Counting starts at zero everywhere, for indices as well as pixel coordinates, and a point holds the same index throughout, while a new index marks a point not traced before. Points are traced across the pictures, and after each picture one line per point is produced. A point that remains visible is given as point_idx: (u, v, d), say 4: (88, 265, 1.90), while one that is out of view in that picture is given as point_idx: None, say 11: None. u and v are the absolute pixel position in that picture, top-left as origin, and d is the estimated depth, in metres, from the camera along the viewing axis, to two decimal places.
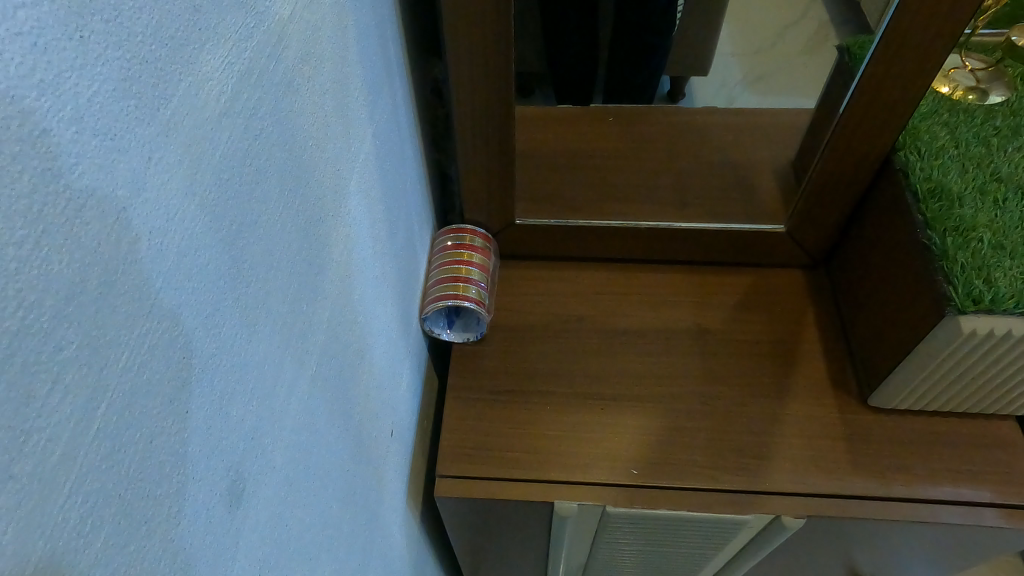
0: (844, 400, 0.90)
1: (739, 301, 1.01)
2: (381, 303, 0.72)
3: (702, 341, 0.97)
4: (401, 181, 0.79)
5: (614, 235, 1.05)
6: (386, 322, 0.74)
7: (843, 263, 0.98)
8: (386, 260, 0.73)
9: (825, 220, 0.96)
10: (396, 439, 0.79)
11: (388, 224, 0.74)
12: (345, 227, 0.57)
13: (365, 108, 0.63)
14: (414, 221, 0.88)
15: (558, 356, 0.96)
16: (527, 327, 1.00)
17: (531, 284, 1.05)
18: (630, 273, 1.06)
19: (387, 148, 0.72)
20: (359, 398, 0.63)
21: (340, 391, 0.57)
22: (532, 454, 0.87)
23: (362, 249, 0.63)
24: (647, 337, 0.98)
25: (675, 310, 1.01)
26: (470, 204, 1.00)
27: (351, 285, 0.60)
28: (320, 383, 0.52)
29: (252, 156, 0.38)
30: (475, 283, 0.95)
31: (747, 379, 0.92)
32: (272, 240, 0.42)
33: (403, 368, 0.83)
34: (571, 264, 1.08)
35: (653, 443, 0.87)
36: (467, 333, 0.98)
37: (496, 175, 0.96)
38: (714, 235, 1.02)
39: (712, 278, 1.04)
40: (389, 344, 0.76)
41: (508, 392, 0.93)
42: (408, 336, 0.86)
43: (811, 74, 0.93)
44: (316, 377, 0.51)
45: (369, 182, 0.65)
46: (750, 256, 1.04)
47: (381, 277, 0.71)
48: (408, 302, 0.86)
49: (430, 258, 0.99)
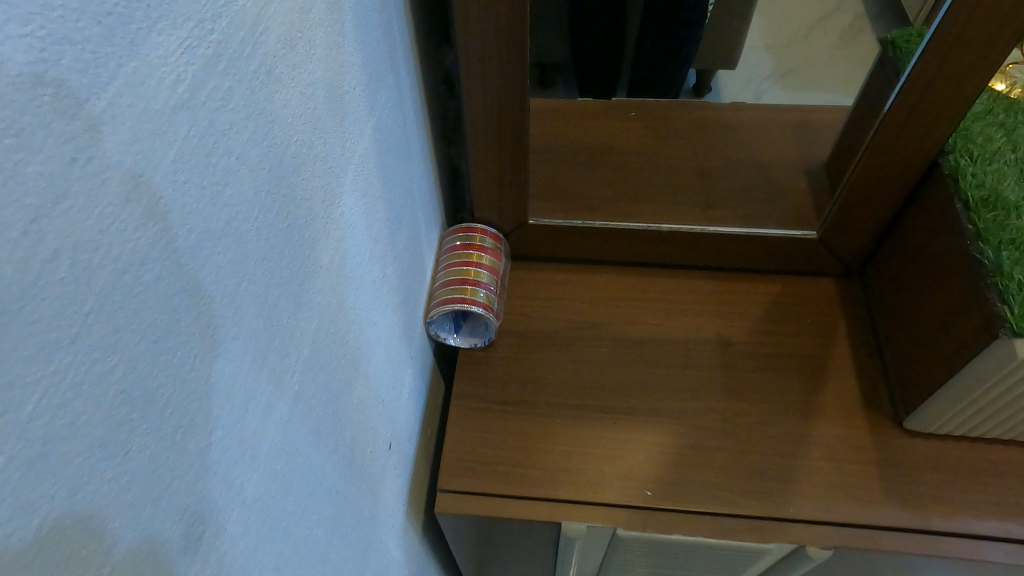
0: (877, 422, 0.84)
1: (765, 311, 0.95)
2: (379, 311, 0.67)
3: (724, 353, 0.91)
4: (405, 179, 0.74)
5: (634, 238, 0.98)
6: (384, 331, 0.69)
7: (881, 274, 0.91)
8: (386, 265, 0.69)
9: (861, 227, 0.90)
10: (395, 452, 0.74)
11: (389, 224, 0.69)
12: (336, 231, 0.53)
13: (364, 100, 0.58)
14: (420, 221, 0.83)
15: (570, 365, 0.91)
16: (538, 333, 0.95)
17: (544, 287, 1.00)
18: (650, 278, 1.00)
19: (390, 144, 0.67)
20: (351, 415, 0.59)
21: (328, 408, 0.53)
22: (540, 470, 0.82)
23: (358, 254, 0.59)
24: (665, 348, 0.92)
25: (696, 319, 0.95)
26: (482, 202, 0.95)
27: (344, 293, 0.56)
28: (303, 403, 0.47)
29: (220, 155, 0.34)
30: (483, 286, 0.91)
31: (770, 396, 0.87)
32: (243, 249, 0.37)
33: (404, 376, 0.79)
34: (586, 267, 1.03)
35: (669, 462, 0.82)
36: (473, 339, 0.92)
37: (508, 172, 0.90)
38: (739, 241, 0.96)
39: (736, 286, 0.98)
40: (388, 353, 0.71)
41: (515, 403, 0.88)
42: (411, 342, 0.81)
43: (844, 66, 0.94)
44: (297, 398, 0.46)
45: (367, 181, 0.60)
46: (778, 263, 0.97)
47: (379, 282, 0.67)
48: (411, 306, 0.81)
49: (438, 259, 0.95)
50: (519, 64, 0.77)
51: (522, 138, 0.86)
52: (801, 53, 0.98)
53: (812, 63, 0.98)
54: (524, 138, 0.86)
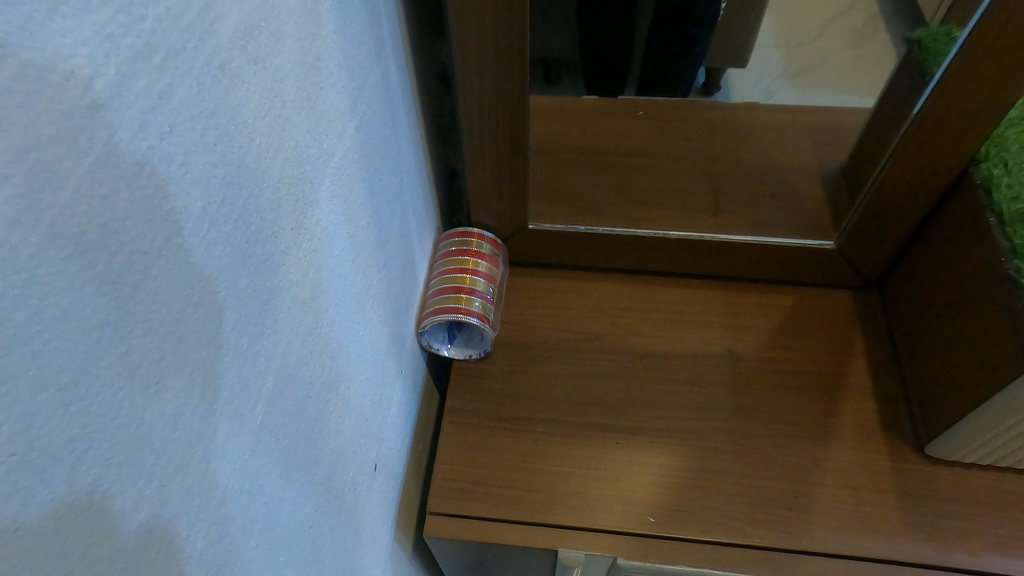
0: (896, 447, 0.79)
1: (777, 325, 0.89)
2: (362, 326, 0.62)
3: (733, 369, 0.86)
4: (394, 183, 0.70)
5: (640, 245, 0.93)
6: (369, 347, 0.64)
7: (903, 287, 0.86)
8: (371, 276, 0.64)
9: (881, 237, 0.84)
10: (380, 475, 0.70)
11: (376, 231, 0.64)
12: (311, 242, 0.48)
13: (346, 98, 0.53)
14: (411, 227, 0.78)
15: (570, 379, 0.86)
16: (536, 344, 0.90)
17: (544, 295, 0.95)
18: (656, 287, 0.95)
19: (377, 145, 0.62)
20: (327, 442, 0.54)
21: (299, 436, 0.48)
22: (535, 493, 0.77)
23: (338, 265, 0.54)
24: (671, 362, 0.87)
25: (704, 332, 0.90)
26: (479, 206, 0.90)
27: (320, 309, 0.51)
28: (268, 436, 0.43)
29: (155, 164, 0.29)
30: (479, 295, 0.86)
31: (782, 417, 0.82)
32: (188, 270, 0.32)
33: (392, 392, 0.74)
34: (588, 274, 0.98)
35: (673, 487, 0.77)
36: (468, 350, 0.89)
37: (507, 174, 0.85)
38: (750, 251, 0.91)
39: (747, 298, 0.93)
40: (374, 370, 0.67)
41: (511, 419, 0.83)
42: (400, 355, 0.77)
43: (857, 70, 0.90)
44: (260, 431, 0.42)
45: (349, 186, 0.55)
46: (792, 274, 0.92)
47: (364, 295, 0.62)
48: (401, 318, 0.76)
49: (432, 265, 0.90)
50: (518, 59, 0.72)
51: (521, 139, 0.81)
52: (812, 54, 0.93)
53: (822, 63, 0.94)
54: (524, 138, 0.81)
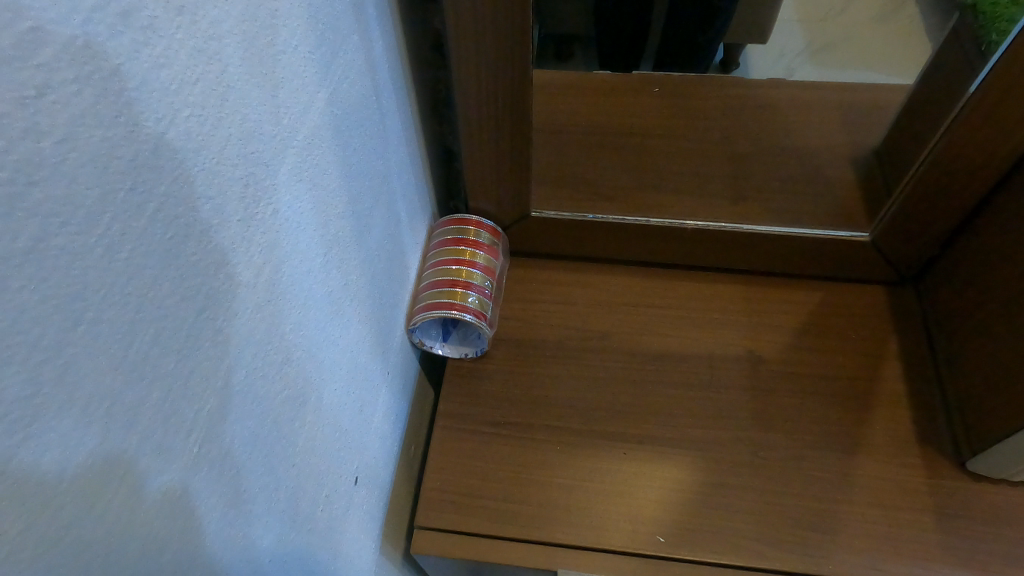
0: (933, 462, 0.71)
1: (802, 325, 0.82)
2: (337, 328, 0.55)
3: (753, 373, 0.78)
4: (379, 165, 0.62)
5: (653, 236, 0.85)
6: (345, 351, 0.57)
7: (946, 285, 0.77)
8: (350, 272, 0.57)
9: (923, 228, 0.76)
10: (360, 489, 0.64)
11: (355, 221, 0.57)
12: (266, 235, 0.41)
13: (313, 64, 0.45)
14: (400, 215, 0.71)
15: (574, 381, 0.79)
16: (538, 342, 0.83)
17: (548, 289, 0.88)
18: (669, 281, 0.87)
19: (356, 123, 0.55)
20: (287, 464, 0.47)
21: (249, 460, 0.41)
22: (534, 508, 0.71)
23: (304, 261, 0.47)
24: (685, 365, 0.80)
25: (722, 331, 0.82)
26: (477, 191, 0.82)
27: (280, 314, 0.44)
28: (204, 467, 0.36)
29: (9, 137, 0.22)
30: (476, 289, 0.79)
31: (806, 427, 0.74)
32: (72, 279, 0.25)
33: (376, 396, 0.67)
34: (596, 266, 0.90)
35: (685, 504, 0.70)
36: (464, 348, 0.81)
37: (507, 156, 0.77)
38: (774, 243, 0.82)
39: (769, 294, 0.85)
40: (352, 376, 0.60)
41: (509, 425, 0.77)
42: (385, 356, 0.70)
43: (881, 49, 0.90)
44: (191, 464, 0.35)
45: (318, 169, 0.48)
46: (820, 268, 0.84)
47: (340, 293, 0.55)
48: (387, 316, 0.70)
49: (425, 255, 0.83)
50: (519, 26, 0.63)
51: (522, 118, 0.73)
52: (837, 30, 0.93)
53: (848, 38, 0.93)
54: (525, 117, 0.73)
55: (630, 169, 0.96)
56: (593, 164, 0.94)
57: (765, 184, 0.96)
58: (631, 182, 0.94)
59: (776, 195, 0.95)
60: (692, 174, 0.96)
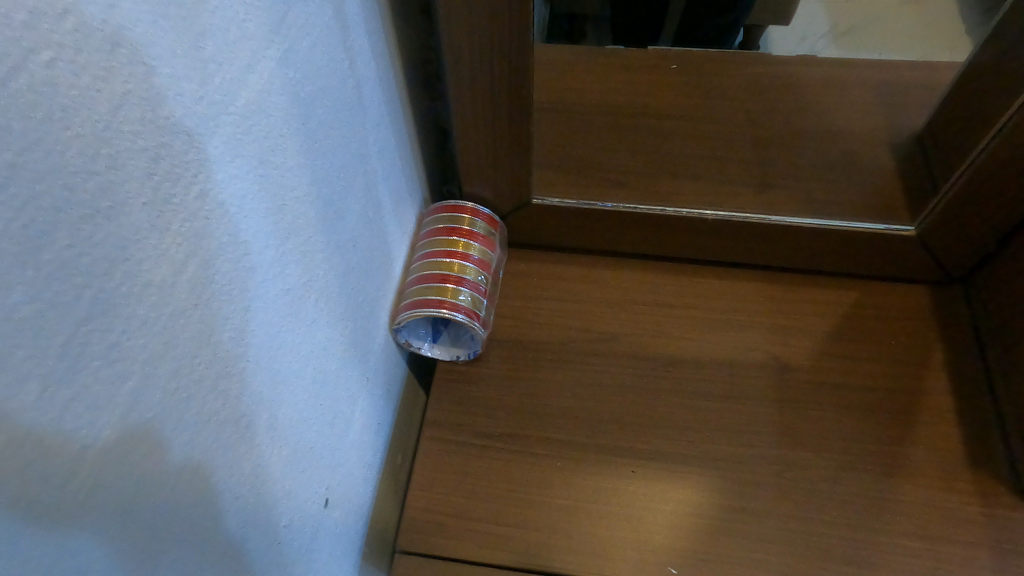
0: (986, 489, 0.62)
1: (833, 328, 0.73)
2: (297, 332, 0.47)
3: (779, 383, 0.70)
4: (355, 142, 0.54)
5: (668, 227, 0.76)
6: (308, 358, 0.49)
7: (999, 288, 0.68)
8: (315, 267, 0.49)
9: (977, 222, 0.67)
10: (327, 512, 0.57)
11: (322, 206, 0.48)
12: (188, 224, 0.33)
13: (260, 13, 0.37)
14: (382, 200, 0.62)
15: (577, 388, 0.71)
16: (539, 344, 0.74)
17: (550, 284, 0.79)
18: (684, 277, 0.79)
19: (323, 91, 0.46)
20: (221, 498, 0.40)
21: (164, 501, 0.34)
22: (530, 533, 0.63)
23: (247, 255, 0.39)
24: (702, 372, 0.71)
25: (743, 334, 0.73)
26: (472, 174, 0.73)
27: (212, 320, 0.36)
28: (88, 519, 0.29)
29: None
30: (468, 285, 0.71)
31: (840, 445, 0.66)
32: None
33: (350, 406, 0.60)
34: (603, 260, 0.81)
35: (701, 532, 0.62)
36: (454, 350, 0.73)
37: (505, 137, 0.69)
38: (803, 236, 0.74)
39: (797, 293, 0.76)
40: (318, 386, 0.52)
41: (504, 438, 0.69)
42: (363, 360, 0.62)
43: (909, 35, 0.85)
44: (66, 516, 0.27)
45: (268, 143, 0.39)
46: (855, 265, 0.75)
47: (301, 292, 0.47)
48: (366, 314, 0.62)
49: (413, 245, 0.74)
50: None
51: (521, 93, 0.64)
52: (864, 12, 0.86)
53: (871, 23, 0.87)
54: (526, 92, 0.64)
55: (643, 154, 0.87)
56: (601, 147, 0.86)
57: (792, 170, 0.87)
58: (642, 167, 0.85)
59: (804, 184, 0.86)
60: (711, 160, 0.87)
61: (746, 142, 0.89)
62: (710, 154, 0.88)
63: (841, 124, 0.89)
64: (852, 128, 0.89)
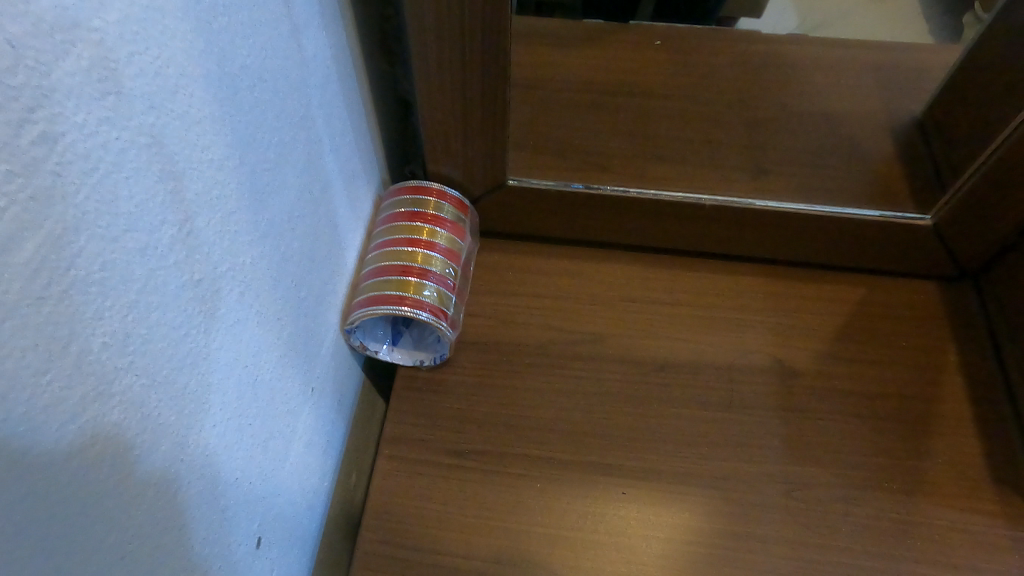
0: (1012, 508, 0.56)
1: (839, 328, 0.66)
2: (215, 336, 0.37)
3: (782, 390, 0.63)
4: (293, 100, 0.43)
5: (659, 214, 0.68)
6: (231, 368, 0.39)
7: (1017, 285, 0.62)
8: (238, 252, 0.38)
9: (998, 213, 0.60)
10: (259, 554, 0.47)
11: (247, 175, 0.38)
12: (21, 181, 0.22)
13: None
14: (331, 177, 0.52)
15: (558, 397, 0.62)
16: (514, 346, 0.65)
17: (526, 278, 0.70)
18: (676, 271, 0.71)
19: (245, 26, 0.36)
20: (96, 559, 0.29)
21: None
22: (505, 568, 0.55)
23: (130, 232, 0.28)
24: (698, 379, 0.63)
25: (742, 335, 0.66)
26: (439, 152, 0.64)
27: (71, 320, 0.25)
28: None
29: None
30: (434, 278, 0.61)
31: (851, 460, 0.59)
32: None
33: (290, 423, 0.50)
34: (585, 251, 0.72)
35: (700, 562, 0.55)
36: (418, 354, 0.64)
37: (477, 107, 0.59)
38: (808, 227, 0.66)
39: (799, 289, 0.69)
40: (245, 402, 0.42)
41: (475, 455, 0.59)
42: (307, 367, 0.52)
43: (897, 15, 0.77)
44: None
45: (161, 81, 0.29)
46: (862, 259, 0.68)
47: (218, 283, 0.36)
48: (310, 313, 0.52)
49: (370, 233, 0.64)
50: None
51: (496, 55, 0.55)
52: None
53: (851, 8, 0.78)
54: (502, 54, 0.55)
55: (627, 135, 0.78)
56: (581, 126, 0.77)
57: (788, 155, 0.79)
58: (628, 150, 0.77)
59: (799, 171, 0.78)
60: (702, 144, 0.80)
61: (738, 124, 0.81)
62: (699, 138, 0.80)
63: (839, 106, 0.81)
64: (853, 109, 0.81)
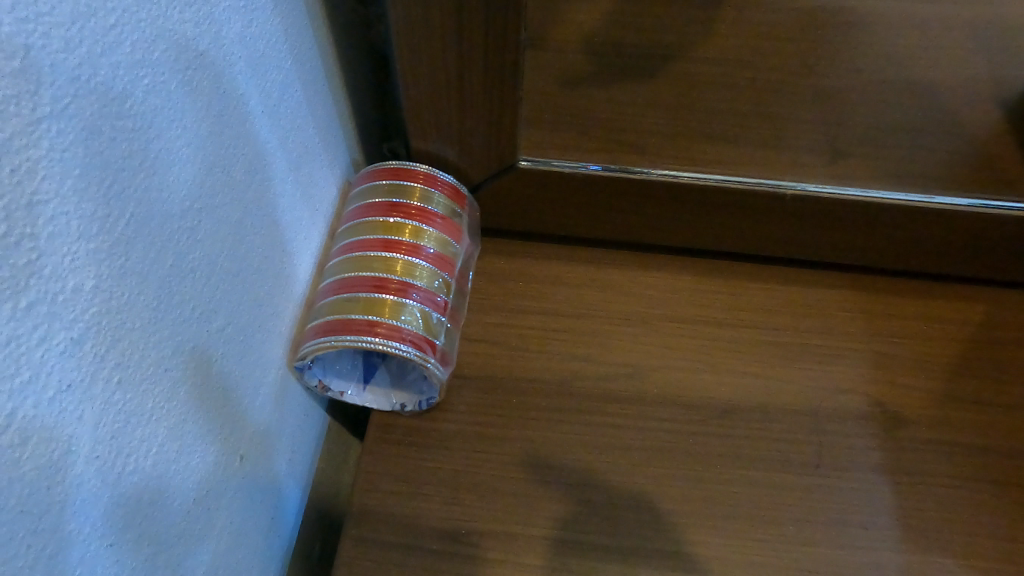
0: None
1: (955, 360, 0.50)
2: (9, 422, 0.20)
3: (889, 446, 0.46)
4: (179, 21, 0.27)
5: (718, 209, 0.52)
6: (60, 465, 0.23)
7: None
8: (59, 268, 0.22)
9: None
10: None
11: (70, 134, 0.22)
12: None
13: None
14: (265, 153, 0.36)
15: (586, 454, 0.46)
16: (527, 383, 0.49)
17: (540, 290, 0.54)
18: (735, 282, 0.54)
19: None
20: None
21: None
22: None
23: None
24: (776, 430, 0.47)
25: (829, 369, 0.50)
26: (425, 125, 0.47)
27: None
28: None
29: None
30: (419, 296, 0.44)
31: (990, 546, 0.43)
32: None
33: (204, 518, 0.33)
34: (618, 255, 0.56)
35: None
36: (398, 396, 0.48)
37: (479, 60, 0.42)
38: (914, 225, 0.50)
39: (898, 306, 0.53)
40: (103, 513, 0.25)
41: (475, 538, 0.43)
42: (232, 430, 0.35)
43: None
44: None
45: None
46: (982, 267, 0.52)
47: (7, 330, 0.20)
48: (235, 351, 0.35)
49: (334, 231, 0.48)
50: None
51: None
52: None
53: None
54: None
55: None
56: None
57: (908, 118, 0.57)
58: (688, 106, 0.56)
59: (935, 131, 0.55)
60: (790, 94, 0.57)
61: None
62: (786, 88, 0.58)
63: None
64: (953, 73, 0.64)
